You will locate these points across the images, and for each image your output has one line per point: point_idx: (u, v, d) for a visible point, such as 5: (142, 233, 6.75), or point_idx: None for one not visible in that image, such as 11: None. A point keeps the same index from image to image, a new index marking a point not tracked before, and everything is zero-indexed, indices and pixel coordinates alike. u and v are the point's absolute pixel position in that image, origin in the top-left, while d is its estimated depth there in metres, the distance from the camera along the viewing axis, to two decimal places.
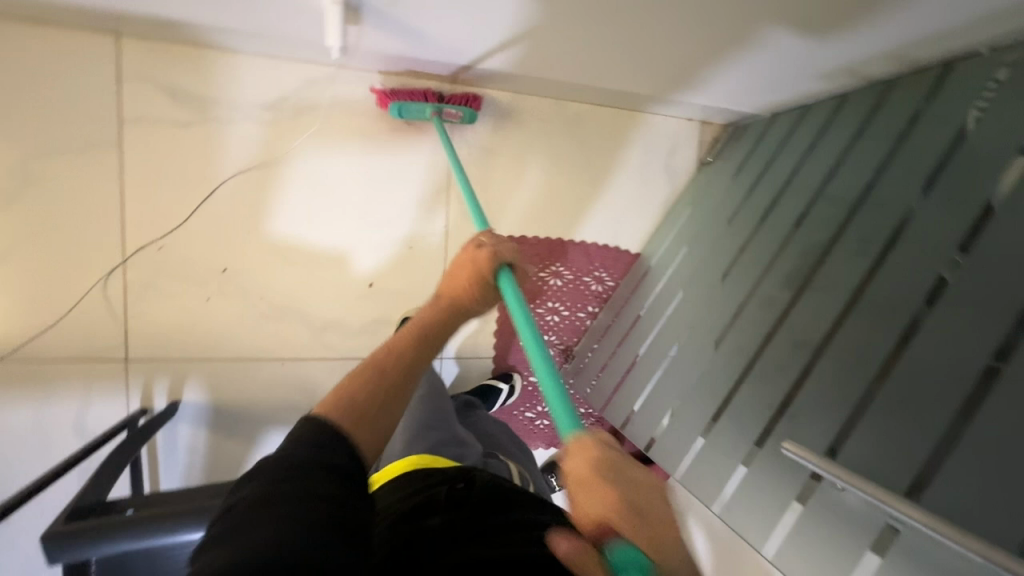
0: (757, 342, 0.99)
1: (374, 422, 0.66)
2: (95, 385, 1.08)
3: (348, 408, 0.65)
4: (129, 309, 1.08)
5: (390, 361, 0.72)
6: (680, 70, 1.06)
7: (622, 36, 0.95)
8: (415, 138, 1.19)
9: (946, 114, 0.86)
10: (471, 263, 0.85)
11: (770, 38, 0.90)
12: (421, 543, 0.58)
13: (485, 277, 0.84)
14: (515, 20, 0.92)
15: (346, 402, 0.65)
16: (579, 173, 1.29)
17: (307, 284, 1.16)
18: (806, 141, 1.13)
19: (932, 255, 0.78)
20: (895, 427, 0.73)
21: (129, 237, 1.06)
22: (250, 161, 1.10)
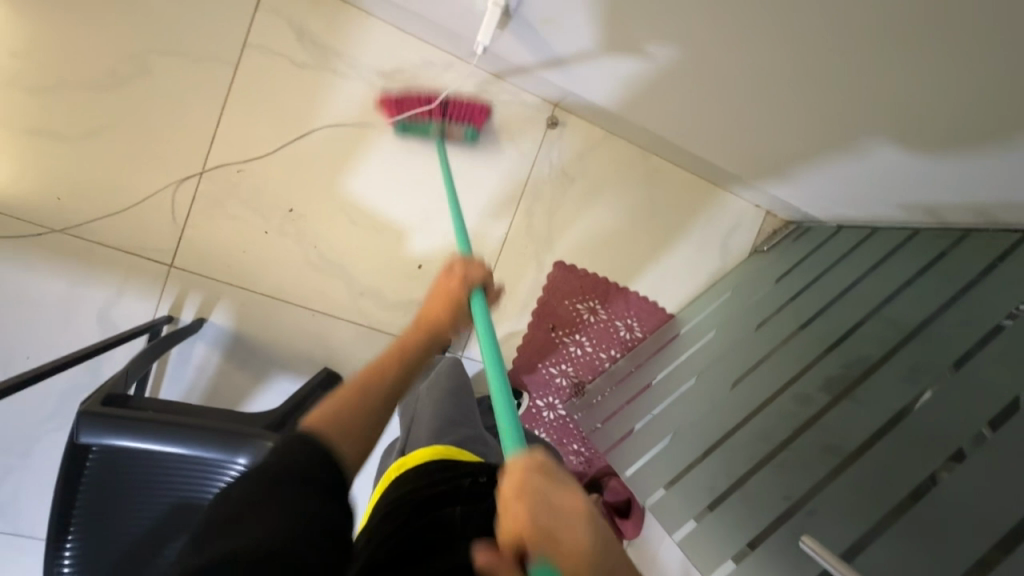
0: (785, 436, 1.07)
1: (357, 436, 0.60)
2: (132, 280, 1.08)
3: (339, 423, 0.60)
4: (190, 218, 1.10)
5: (380, 379, 0.66)
6: (770, 160, 1.11)
7: (734, 113, 0.99)
8: (505, 143, 1.22)
9: (1007, 293, 0.94)
10: (445, 291, 0.76)
11: (873, 153, 0.95)
12: (440, 535, 0.62)
13: (459, 308, 0.76)
14: (643, 68, 0.97)
15: (335, 417, 0.60)
16: (642, 223, 1.33)
17: (362, 247, 1.18)
18: (867, 261, 1.18)
19: (964, 422, 0.88)
20: (905, 556, 0.83)
21: (215, 151, 1.09)
22: (348, 117, 1.14)
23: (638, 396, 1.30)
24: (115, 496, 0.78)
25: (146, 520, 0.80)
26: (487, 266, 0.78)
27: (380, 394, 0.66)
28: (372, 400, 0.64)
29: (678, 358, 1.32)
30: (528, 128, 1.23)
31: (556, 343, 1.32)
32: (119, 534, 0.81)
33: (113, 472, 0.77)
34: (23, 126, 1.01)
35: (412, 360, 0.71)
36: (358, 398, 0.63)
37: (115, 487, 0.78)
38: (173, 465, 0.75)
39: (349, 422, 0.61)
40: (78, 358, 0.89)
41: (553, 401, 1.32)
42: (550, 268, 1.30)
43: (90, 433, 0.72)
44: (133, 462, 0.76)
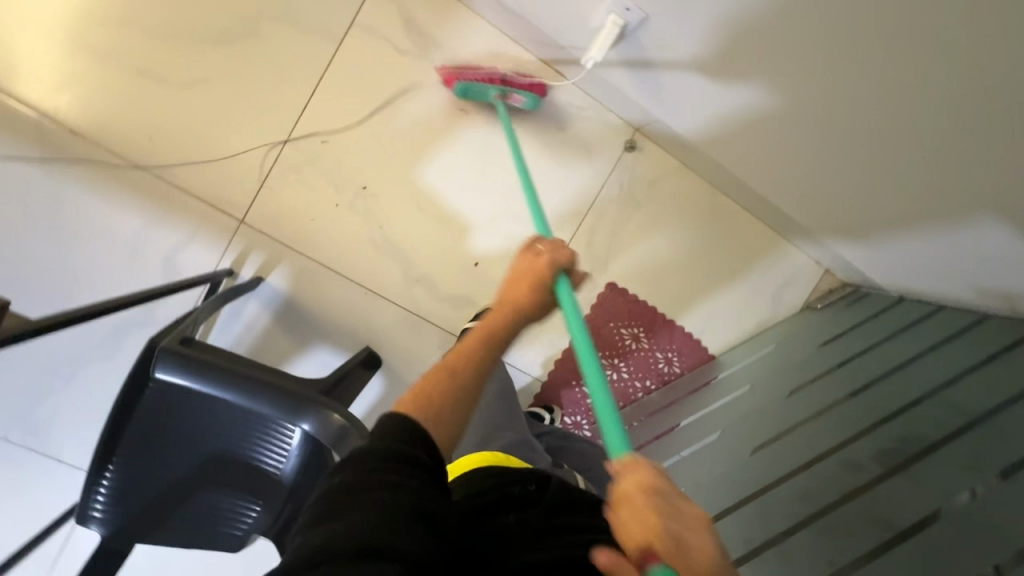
0: None
1: (446, 420, 0.59)
2: (203, 229, 1.11)
3: (430, 408, 0.59)
4: (268, 179, 1.12)
5: (465, 363, 0.63)
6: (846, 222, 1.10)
7: (824, 168, 0.98)
8: (581, 158, 1.23)
9: None
10: (529, 274, 0.71)
11: (960, 231, 0.91)
12: (499, 541, 0.58)
13: (545, 291, 0.71)
14: (741, 108, 0.97)
15: (429, 397, 0.59)
16: (700, 260, 1.32)
17: (424, 235, 1.20)
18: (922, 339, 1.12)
19: None
20: None
21: (305, 119, 1.11)
22: (436, 107, 1.16)
23: (664, 436, 1.24)
24: (167, 433, 0.81)
25: (193, 460, 0.83)
26: (576, 252, 0.72)
27: (464, 378, 0.63)
28: (461, 382, 0.62)
29: (712, 404, 1.26)
30: (607, 148, 1.23)
31: None
32: (160, 473, 0.83)
33: (172, 407, 0.80)
34: (133, 66, 1.05)
35: (500, 348, 0.67)
36: (443, 382, 0.61)
37: (169, 425, 0.81)
38: (236, 409, 0.80)
39: (438, 410, 0.59)
40: (144, 298, 0.91)
41: (580, 420, 1.31)
42: (602, 288, 1.29)
43: (167, 366, 0.76)
44: (197, 401, 0.80)
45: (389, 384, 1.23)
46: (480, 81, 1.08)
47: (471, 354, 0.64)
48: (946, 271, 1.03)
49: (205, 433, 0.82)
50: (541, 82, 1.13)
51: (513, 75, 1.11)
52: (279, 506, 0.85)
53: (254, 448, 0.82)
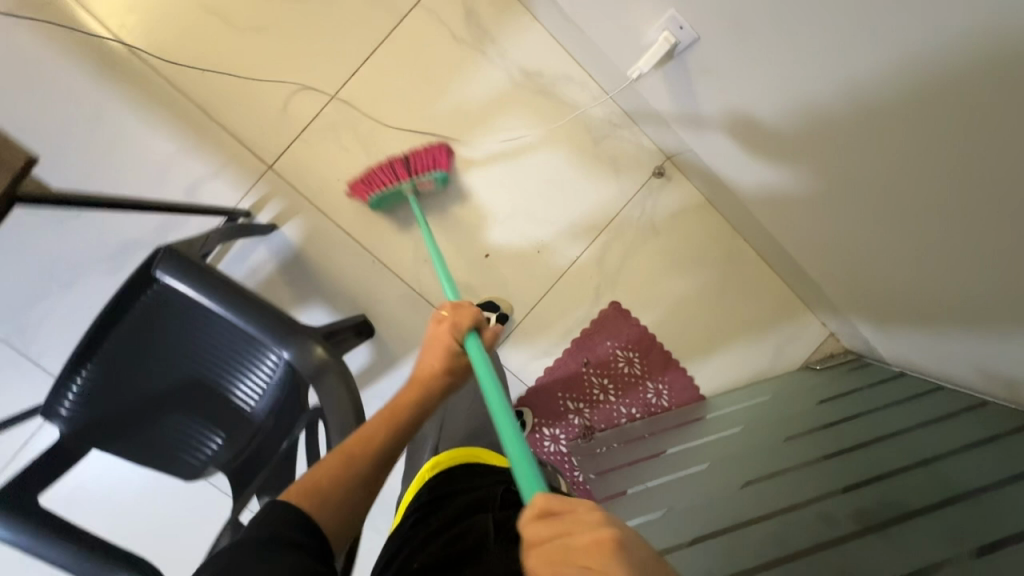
0: None
1: (339, 511, 0.58)
2: (231, 167, 1.13)
3: (322, 498, 0.57)
4: (305, 133, 1.15)
5: (367, 448, 0.62)
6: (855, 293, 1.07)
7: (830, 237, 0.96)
8: (609, 175, 1.25)
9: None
10: (439, 340, 0.69)
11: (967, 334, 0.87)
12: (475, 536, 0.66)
13: (455, 359, 0.70)
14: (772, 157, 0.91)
15: (316, 490, 0.57)
16: (707, 297, 1.32)
17: (442, 218, 1.21)
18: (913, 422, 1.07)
19: None
20: None
21: (353, 85, 1.15)
22: (479, 98, 1.19)
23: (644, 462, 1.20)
24: (152, 341, 0.81)
25: (170, 375, 0.82)
26: (480, 312, 0.70)
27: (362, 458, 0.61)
28: (357, 462, 0.61)
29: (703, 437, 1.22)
30: (635, 170, 1.25)
31: (582, 379, 1.30)
32: (135, 381, 0.82)
33: (163, 315, 0.80)
34: (203, 3, 1.09)
35: (402, 425, 0.65)
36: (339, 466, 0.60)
37: (156, 333, 0.81)
38: (224, 328, 0.80)
39: (325, 500, 0.57)
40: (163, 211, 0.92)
41: (559, 434, 1.30)
42: (605, 306, 1.29)
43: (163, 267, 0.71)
44: (188, 313, 0.80)
45: (378, 357, 1.22)
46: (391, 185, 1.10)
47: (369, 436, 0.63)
48: (944, 357, 1.02)
49: (187, 347, 0.81)
50: (439, 155, 1.13)
51: (411, 159, 1.12)
52: (243, 439, 0.84)
53: (230, 372, 0.82)
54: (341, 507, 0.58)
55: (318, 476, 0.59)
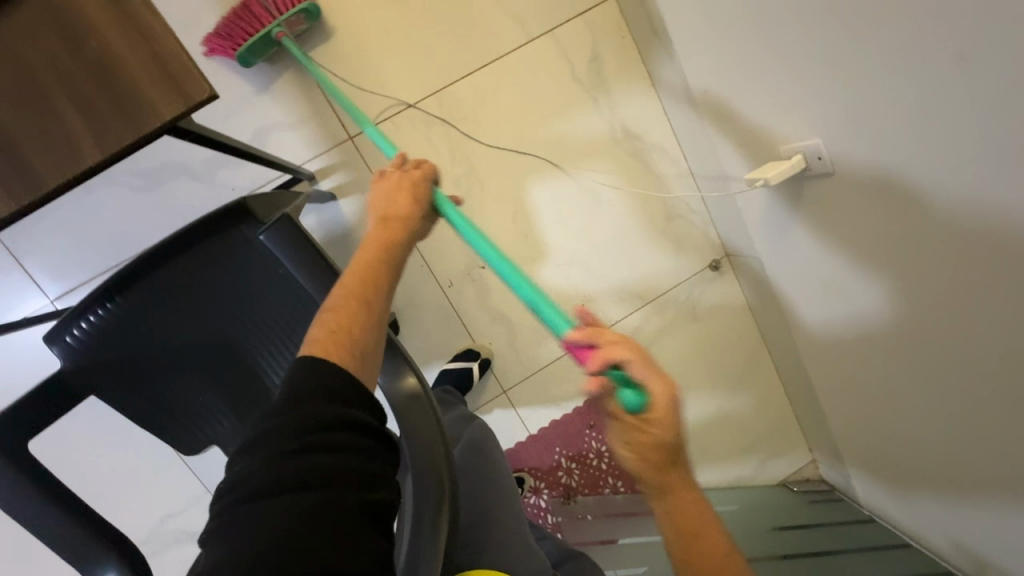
0: None
1: (365, 364, 0.52)
2: (310, 125, 1.06)
3: (350, 345, 0.51)
4: (396, 116, 1.09)
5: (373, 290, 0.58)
6: (869, 441, 1.11)
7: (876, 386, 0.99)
8: (671, 252, 1.26)
9: None
10: (405, 183, 0.68)
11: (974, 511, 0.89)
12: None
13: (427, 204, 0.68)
14: (847, 302, 0.95)
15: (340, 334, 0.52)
16: (718, 394, 1.35)
17: (502, 243, 1.18)
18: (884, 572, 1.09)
19: None
20: None
21: (459, 87, 1.11)
22: (576, 141, 1.18)
23: (594, 545, 1.19)
24: (202, 296, 0.73)
25: (207, 337, 0.74)
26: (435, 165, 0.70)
27: (372, 304, 0.56)
28: (368, 312, 0.55)
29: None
30: (695, 256, 1.28)
31: (582, 440, 1.28)
32: (164, 332, 0.72)
33: (227, 273, 0.73)
34: None
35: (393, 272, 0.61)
36: (356, 317, 0.54)
37: (211, 288, 0.73)
38: (291, 308, 0.73)
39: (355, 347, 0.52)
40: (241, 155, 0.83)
41: (541, 487, 1.28)
42: None
43: (272, 235, 0.70)
44: (256, 280, 0.73)
45: None
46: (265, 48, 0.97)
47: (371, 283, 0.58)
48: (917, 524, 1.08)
49: (239, 314, 0.73)
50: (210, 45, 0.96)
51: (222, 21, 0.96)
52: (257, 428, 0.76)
53: (276, 353, 0.74)
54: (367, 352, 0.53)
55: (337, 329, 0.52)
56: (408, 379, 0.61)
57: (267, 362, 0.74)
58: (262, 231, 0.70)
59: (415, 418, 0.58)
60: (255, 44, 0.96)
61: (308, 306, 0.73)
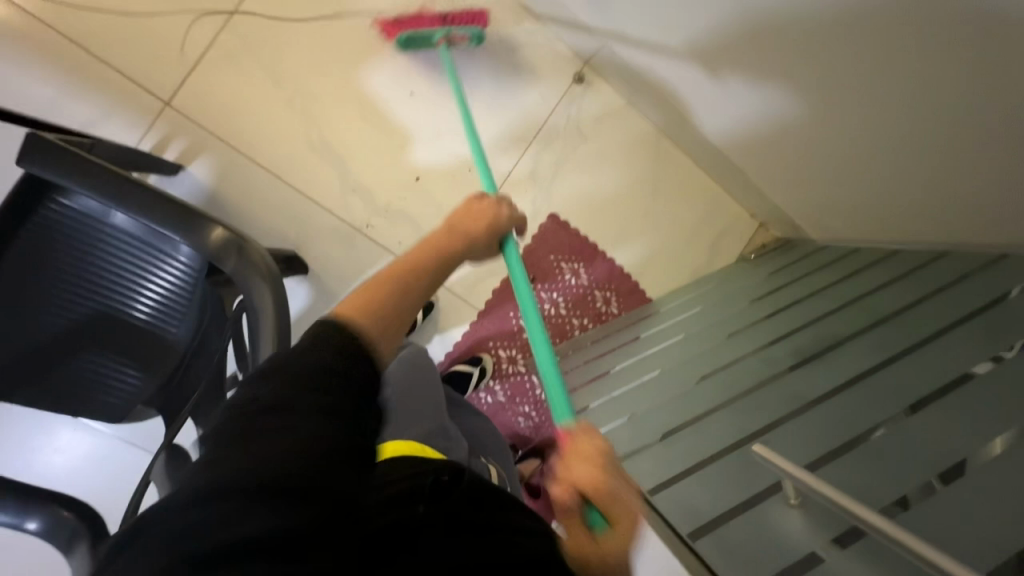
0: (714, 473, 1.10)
1: (387, 326, 0.52)
2: (124, 106, 1.05)
3: (379, 318, 0.51)
4: (201, 62, 1.07)
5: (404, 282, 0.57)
6: (779, 154, 1.11)
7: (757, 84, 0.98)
8: (532, 82, 1.24)
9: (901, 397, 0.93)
10: (488, 215, 0.70)
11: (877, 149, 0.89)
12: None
13: (494, 236, 0.70)
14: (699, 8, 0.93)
15: (365, 307, 0.51)
16: (642, 200, 1.35)
17: (364, 142, 1.17)
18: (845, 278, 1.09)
19: None
20: None
21: (246, 6, 1.08)
22: (386, 13, 1.15)
23: (586, 385, 1.12)
24: (61, 269, 0.72)
25: (85, 306, 0.74)
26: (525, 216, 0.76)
27: (403, 293, 0.56)
28: (407, 302, 0.56)
29: (642, 352, 1.16)
30: (556, 75, 1.26)
31: (532, 296, 1.30)
32: (42, 317, 0.72)
33: (70, 237, 0.72)
34: None
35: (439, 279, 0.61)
36: (396, 295, 0.55)
37: (64, 257, 0.72)
38: (137, 241, 0.74)
39: (373, 316, 0.51)
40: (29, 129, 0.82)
41: (514, 354, 1.33)
42: (544, 219, 1.29)
43: (32, 164, 0.61)
44: (88, 236, 0.73)
45: (315, 297, 1.18)
46: (422, 28, 1.09)
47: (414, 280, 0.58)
48: (857, 213, 1.08)
49: (99, 272, 0.74)
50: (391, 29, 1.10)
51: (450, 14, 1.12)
52: (169, 368, 0.78)
53: (144, 291, 0.75)
54: (385, 324, 0.52)
55: (362, 302, 0.52)
56: (215, 232, 0.63)
57: (135, 308, 0.75)
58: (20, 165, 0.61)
59: (240, 264, 0.63)
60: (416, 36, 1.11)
61: (142, 235, 0.74)
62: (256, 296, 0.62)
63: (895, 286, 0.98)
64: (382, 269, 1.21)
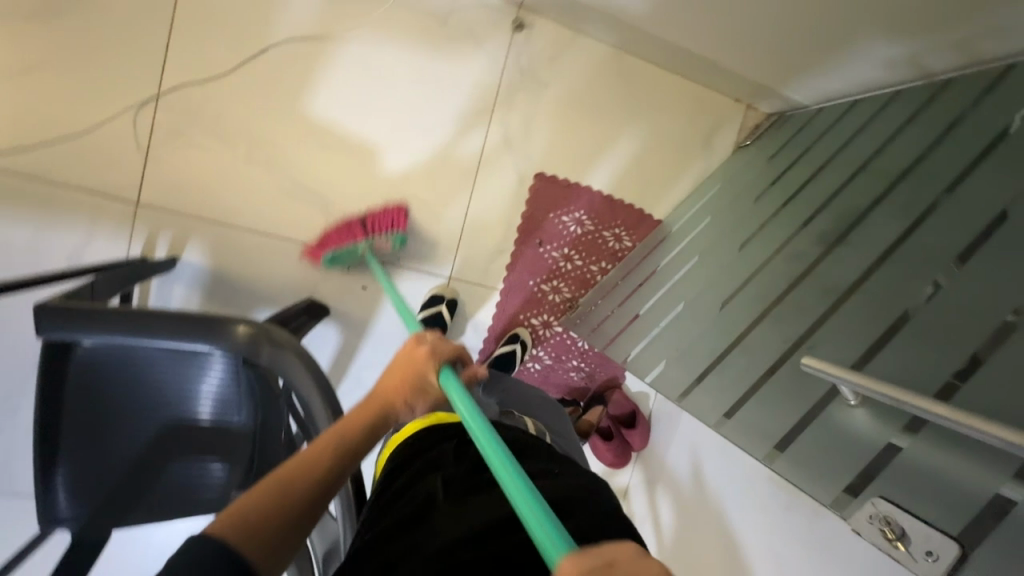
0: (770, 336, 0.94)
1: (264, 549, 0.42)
2: (100, 220, 1.05)
3: (261, 539, 0.42)
4: (152, 151, 1.05)
5: (305, 479, 0.48)
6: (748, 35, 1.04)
7: None
8: (474, 47, 1.18)
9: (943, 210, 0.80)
10: (406, 363, 0.64)
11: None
12: (426, 497, 0.53)
13: (418, 392, 0.63)
14: None
15: (247, 516, 0.42)
16: (620, 127, 1.29)
17: (334, 171, 1.14)
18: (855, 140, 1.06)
19: None
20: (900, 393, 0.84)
21: (168, 77, 1.04)
22: (303, 32, 1.08)
23: (622, 334, 1.26)
24: (115, 407, 0.75)
25: (150, 429, 0.77)
26: (461, 345, 0.67)
27: (301, 501, 0.46)
28: (296, 503, 0.46)
29: (670, 281, 1.25)
30: (495, 31, 1.18)
31: (544, 258, 1.29)
32: (121, 449, 0.77)
33: (109, 379, 0.74)
34: None
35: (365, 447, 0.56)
36: (279, 504, 0.45)
37: (112, 397, 0.74)
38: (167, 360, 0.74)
39: (256, 529, 0.42)
40: (32, 284, 0.84)
41: (548, 319, 1.31)
42: (532, 179, 1.26)
43: (49, 329, 0.65)
44: (126, 369, 0.74)
45: (344, 333, 1.21)
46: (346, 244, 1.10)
47: (318, 460, 0.50)
48: (844, 68, 1.02)
49: (149, 398, 0.75)
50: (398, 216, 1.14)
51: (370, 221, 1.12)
52: (245, 456, 0.80)
53: (195, 399, 0.76)
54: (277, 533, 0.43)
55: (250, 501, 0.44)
56: (239, 329, 0.65)
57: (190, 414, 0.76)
58: (44, 334, 0.65)
59: (273, 352, 0.64)
60: (339, 251, 1.12)
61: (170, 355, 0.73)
62: (294, 374, 0.64)
63: (904, 135, 0.95)
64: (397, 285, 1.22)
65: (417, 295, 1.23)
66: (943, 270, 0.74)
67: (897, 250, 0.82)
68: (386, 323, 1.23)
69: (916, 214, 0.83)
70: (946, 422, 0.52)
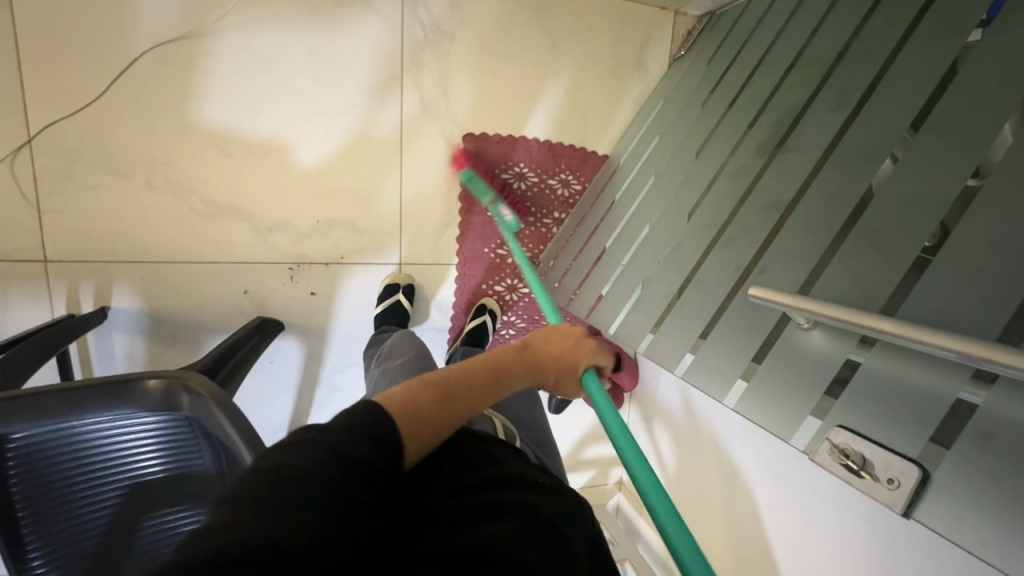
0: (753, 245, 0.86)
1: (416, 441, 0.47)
2: (12, 287, 0.98)
3: (414, 433, 0.47)
4: (43, 202, 0.97)
5: (469, 393, 0.54)
6: None
7: None
8: (364, 10, 1.06)
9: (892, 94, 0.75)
10: (564, 343, 0.70)
11: None
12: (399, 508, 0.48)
13: (565, 372, 0.69)
14: None
15: (408, 405, 0.48)
16: (543, 65, 1.20)
17: (248, 179, 1.06)
18: (787, 28, 0.98)
19: None
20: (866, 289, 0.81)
21: (34, 117, 0.93)
22: (170, 33, 0.97)
23: (583, 286, 1.15)
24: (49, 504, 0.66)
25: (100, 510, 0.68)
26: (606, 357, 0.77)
27: (452, 418, 0.51)
28: (450, 416, 0.51)
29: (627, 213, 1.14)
30: None
31: (494, 223, 1.24)
32: (74, 542, 0.68)
33: (21, 477, 0.64)
34: None
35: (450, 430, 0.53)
36: (437, 402, 0.51)
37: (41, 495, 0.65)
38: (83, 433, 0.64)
39: (417, 425, 0.48)
40: None
41: (513, 282, 1.27)
42: (460, 143, 1.18)
43: None
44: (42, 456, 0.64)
45: (305, 344, 1.17)
46: None
47: (474, 386, 0.56)
48: None
49: (81, 481, 0.66)
50: None
51: None
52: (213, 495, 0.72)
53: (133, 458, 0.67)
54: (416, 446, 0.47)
55: (411, 390, 0.50)
56: (151, 384, 0.64)
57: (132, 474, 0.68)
58: None
59: (192, 399, 0.65)
60: None
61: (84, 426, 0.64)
62: (214, 421, 0.65)
63: (835, 13, 0.88)
64: (347, 283, 1.17)
65: (371, 288, 1.18)
66: (898, 141, 0.69)
67: (839, 144, 0.77)
68: (346, 324, 1.18)
69: (856, 99, 0.77)
70: (898, 340, 0.51)
